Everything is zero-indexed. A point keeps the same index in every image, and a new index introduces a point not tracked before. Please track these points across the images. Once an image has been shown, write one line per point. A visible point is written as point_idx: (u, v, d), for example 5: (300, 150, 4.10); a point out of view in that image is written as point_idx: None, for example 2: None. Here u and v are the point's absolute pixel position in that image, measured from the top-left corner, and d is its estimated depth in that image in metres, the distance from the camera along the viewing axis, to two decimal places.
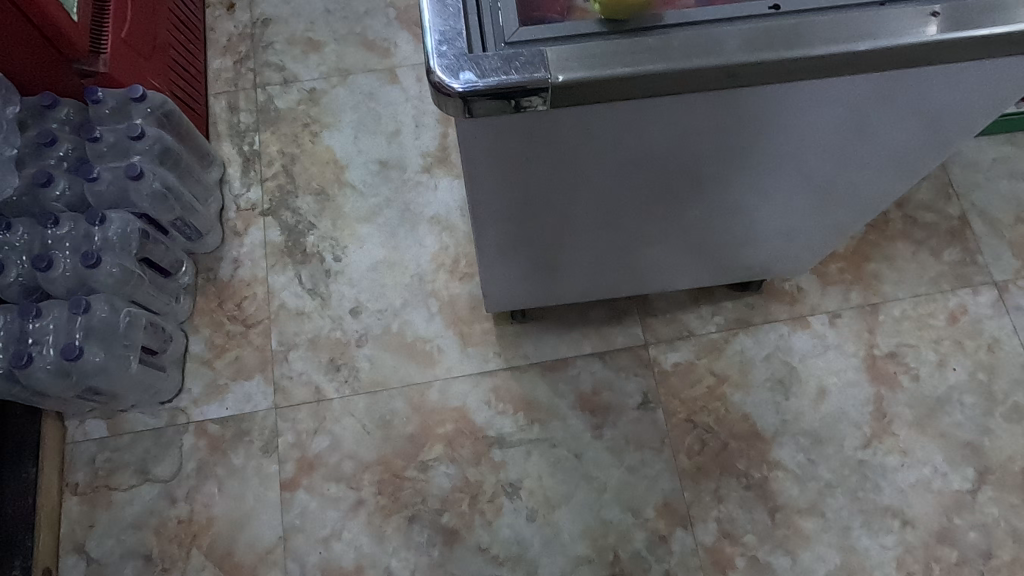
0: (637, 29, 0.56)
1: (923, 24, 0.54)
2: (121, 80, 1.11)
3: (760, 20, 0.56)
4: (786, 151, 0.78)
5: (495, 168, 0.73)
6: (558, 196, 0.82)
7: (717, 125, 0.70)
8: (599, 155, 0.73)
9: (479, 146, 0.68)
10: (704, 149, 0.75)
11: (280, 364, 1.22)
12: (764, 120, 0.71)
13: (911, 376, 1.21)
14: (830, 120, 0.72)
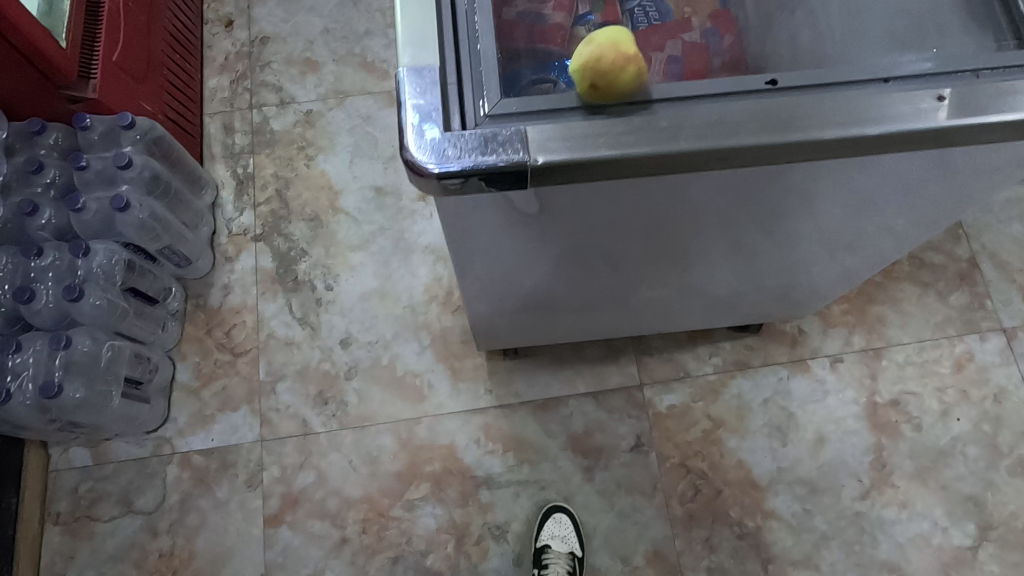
0: (624, 107, 0.53)
1: (929, 108, 0.51)
2: (110, 106, 1.10)
3: (756, 96, 0.54)
4: (790, 208, 0.75)
5: (483, 227, 0.72)
6: (547, 249, 0.81)
7: (716, 185, 0.68)
8: (594, 210, 0.71)
9: (468, 208, 0.66)
10: (704, 206, 0.73)
11: (268, 396, 1.20)
12: (766, 182, 0.69)
13: (913, 426, 1.17)
14: (835, 180, 0.69)
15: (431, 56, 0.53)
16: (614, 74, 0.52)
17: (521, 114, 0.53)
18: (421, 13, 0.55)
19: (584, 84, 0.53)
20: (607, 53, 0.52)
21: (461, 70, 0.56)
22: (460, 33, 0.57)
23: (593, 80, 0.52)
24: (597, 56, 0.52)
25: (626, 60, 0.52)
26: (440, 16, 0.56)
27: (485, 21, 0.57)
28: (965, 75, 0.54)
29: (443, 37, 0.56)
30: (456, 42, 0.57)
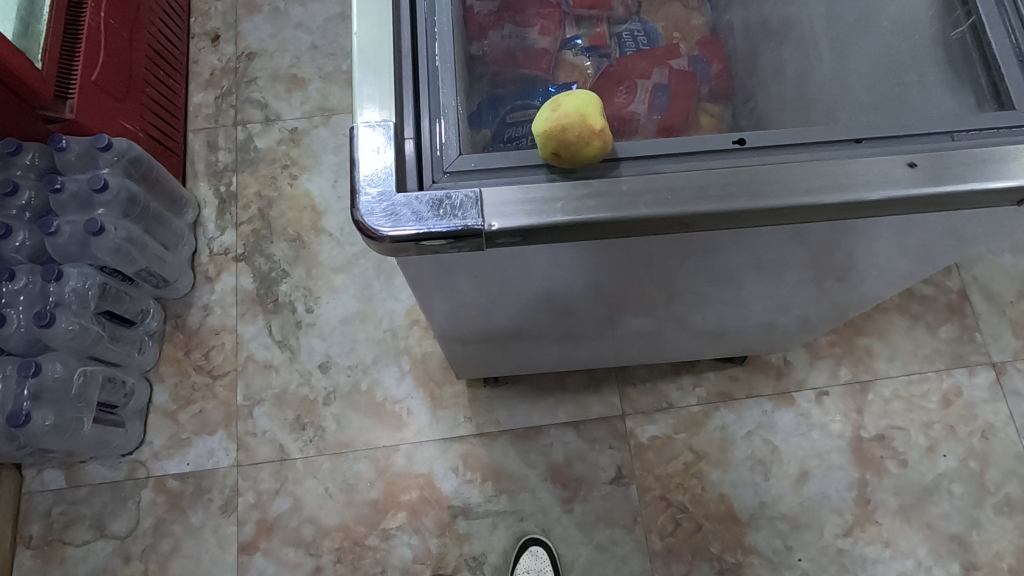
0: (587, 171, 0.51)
1: (900, 174, 0.49)
2: (88, 127, 1.08)
3: (724, 157, 0.52)
4: (777, 264, 0.73)
5: (456, 284, 0.69)
6: (523, 296, 0.79)
7: (696, 248, 0.65)
8: (572, 267, 0.69)
9: (438, 269, 0.64)
10: (685, 262, 0.71)
11: (245, 420, 1.19)
12: (748, 243, 0.66)
13: (898, 462, 1.15)
14: (820, 240, 0.67)
15: (388, 113, 0.52)
16: (577, 149, 0.48)
17: (481, 172, 0.52)
18: (379, 66, 0.54)
19: (546, 150, 0.49)
20: (573, 127, 0.47)
21: (420, 124, 0.55)
22: (420, 87, 0.56)
23: (556, 149, 0.49)
24: (563, 125, 0.48)
25: (592, 133, 0.48)
26: (399, 71, 0.56)
27: (447, 75, 0.57)
28: (942, 137, 0.53)
29: (401, 91, 0.55)
30: (417, 98, 0.56)
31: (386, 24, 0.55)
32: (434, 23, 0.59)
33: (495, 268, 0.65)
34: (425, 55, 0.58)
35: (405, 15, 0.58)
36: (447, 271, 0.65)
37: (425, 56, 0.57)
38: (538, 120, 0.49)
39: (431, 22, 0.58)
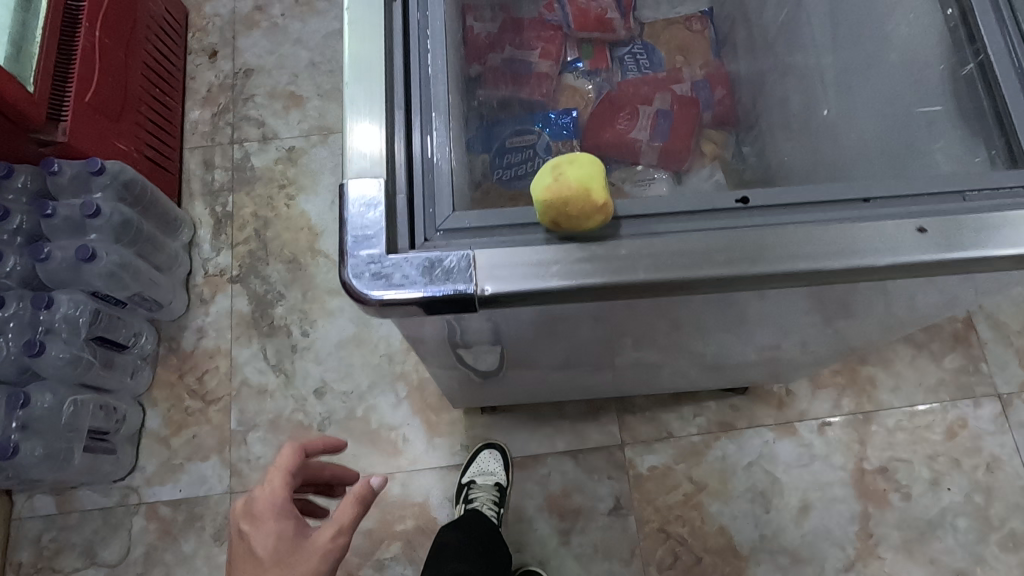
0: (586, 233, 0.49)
1: (910, 239, 0.47)
2: (81, 150, 1.07)
3: (727, 217, 0.50)
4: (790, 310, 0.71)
5: (463, 334, 0.67)
6: (527, 338, 0.77)
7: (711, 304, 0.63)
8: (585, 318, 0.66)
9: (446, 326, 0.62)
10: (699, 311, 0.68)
11: (238, 446, 1.17)
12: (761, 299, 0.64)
13: (902, 495, 1.13)
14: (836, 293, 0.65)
15: (378, 168, 0.50)
16: (579, 221, 0.46)
17: (475, 231, 0.51)
18: (372, 121, 0.52)
19: (546, 219, 0.47)
20: (577, 200, 0.45)
21: (413, 182, 0.53)
22: (414, 140, 0.55)
23: (556, 219, 0.47)
24: (565, 198, 0.46)
25: (595, 207, 0.46)
26: (391, 122, 0.54)
27: (442, 129, 0.55)
28: (953, 196, 0.51)
29: (393, 146, 0.53)
30: (410, 150, 0.54)
31: (378, 75, 0.54)
32: (430, 71, 0.57)
33: (505, 322, 0.63)
34: (420, 107, 0.56)
35: (400, 63, 0.56)
36: (451, 330, 0.63)
37: (420, 107, 0.56)
38: (537, 188, 0.47)
39: (426, 70, 0.57)
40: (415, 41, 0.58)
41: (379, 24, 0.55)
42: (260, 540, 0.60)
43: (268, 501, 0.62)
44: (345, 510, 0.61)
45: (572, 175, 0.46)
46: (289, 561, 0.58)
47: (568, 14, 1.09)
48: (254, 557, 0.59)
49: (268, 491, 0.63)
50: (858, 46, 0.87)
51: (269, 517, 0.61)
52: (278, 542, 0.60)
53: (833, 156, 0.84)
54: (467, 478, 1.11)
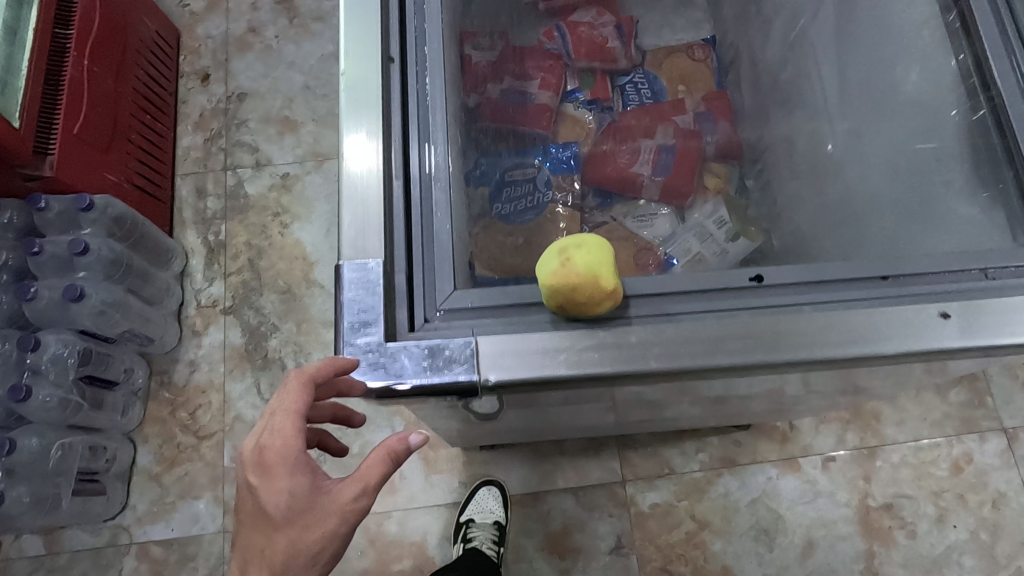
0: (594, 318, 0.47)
1: (932, 324, 0.45)
2: (69, 183, 1.05)
3: (740, 297, 0.48)
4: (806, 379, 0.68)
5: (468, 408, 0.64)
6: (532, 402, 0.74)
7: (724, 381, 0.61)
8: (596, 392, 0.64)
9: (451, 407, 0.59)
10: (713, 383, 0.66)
11: (232, 482, 1.14)
12: None
13: (907, 533, 1.12)
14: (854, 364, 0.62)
15: (375, 232, 0.49)
16: (587, 306, 0.44)
17: (477, 313, 0.49)
18: (364, 156, 0.52)
19: (553, 303, 0.45)
20: (585, 285, 0.43)
21: (413, 246, 0.52)
22: (414, 199, 0.53)
23: (564, 304, 0.45)
24: (572, 284, 0.43)
25: (604, 293, 0.44)
26: (390, 183, 0.52)
27: (441, 182, 0.54)
28: (974, 273, 0.49)
29: (392, 211, 0.51)
30: (409, 203, 0.53)
31: (375, 137, 0.52)
32: (427, 119, 0.56)
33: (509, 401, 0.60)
34: (418, 134, 0.55)
35: (396, 115, 0.55)
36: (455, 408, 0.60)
37: (417, 155, 0.55)
38: (544, 271, 0.45)
39: (427, 126, 0.55)
40: (414, 98, 0.57)
41: (376, 85, 0.54)
42: (270, 494, 0.51)
43: (280, 446, 0.51)
44: (370, 469, 0.51)
45: (581, 260, 0.44)
46: (305, 525, 0.50)
47: (569, 42, 1.08)
48: (266, 511, 0.51)
49: (277, 433, 0.52)
50: (866, 89, 0.86)
51: (279, 467, 0.51)
52: (293, 500, 0.51)
53: (845, 208, 0.84)
54: (466, 515, 1.08)
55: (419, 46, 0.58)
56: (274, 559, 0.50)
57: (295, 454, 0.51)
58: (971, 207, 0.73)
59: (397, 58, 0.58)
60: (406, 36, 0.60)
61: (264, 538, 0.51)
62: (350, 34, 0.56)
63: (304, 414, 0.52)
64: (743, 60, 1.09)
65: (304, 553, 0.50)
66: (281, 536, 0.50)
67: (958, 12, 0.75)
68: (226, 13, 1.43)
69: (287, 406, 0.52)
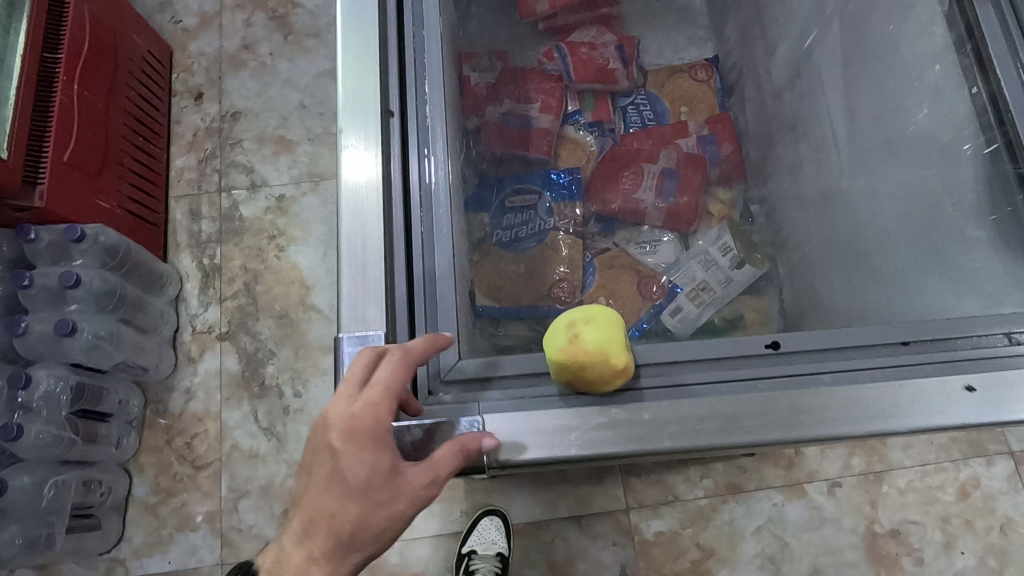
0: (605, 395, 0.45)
1: (955, 399, 0.44)
2: (60, 214, 1.02)
3: (755, 364, 0.47)
4: None
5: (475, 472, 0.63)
6: None
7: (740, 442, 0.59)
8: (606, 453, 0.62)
9: None
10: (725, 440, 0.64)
11: (229, 514, 1.12)
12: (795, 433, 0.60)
13: (914, 559, 1.10)
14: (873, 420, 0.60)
15: (377, 249, 0.54)
16: (597, 384, 0.42)
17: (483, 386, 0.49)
18: (364, 167, 0.56)
19: (562, 378, 0.43)
20: (594, 364, 0.42)
21: (413, 289, 0.56)
22: (415, 243, 0.58)
23: (573, 380, 0.43)
24: (582, 363, 0.42)
25: (613, 370, 0.42)
26: (392, 237, 0.56)
27: (440, 194, 0.60)
28: (999, 337, 0.47)
29: (393, 258, 0.55)
30: (409, 209, 0.58)
31: (374, 198, 0.55)
32: (426, 133, 0.61)
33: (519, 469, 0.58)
34: (416, 147, 0.60)
35: (396, 129, 0.60)
36: None
37: (417, 164, 0.60)
38: (552, 347, 0.43)
39: (427, 176, 0.60)
40: (413, 150, 0.60)
41: (376, 121, 0.57)
42: (347, 460, 0.42)
43: (366, 409, 0.43)
44: (442, 457, 0.42)
45: (590, 340, 0.43)
46: (378, 501, 0.42)
47: (569, 64, 1.05)
48: (340, 476, 0.42)
49: (365, 396, 0.43)
50: (876, 126, 0.83)
51: (362, 433, 0.42)
52: (374, 473, 0.42)
53: (861, 254, 0.83)
54: (468, 547, 1.07)
55: (418, 98, 0.62)
56: (343, 530, 0.42)
57: (382, 427, 0.42)
58: (991, 257, 0.70)
59: (395, 113, 0.60)
60: (405, 87, 0.63)
61: (331, 505, 0.42)
62: (348, 80, 0.58)
63: (397, 387, 0.44)
64: (747, 81, 1.07)
65: (372, 531, 0.42)
66: (353, 509, 0.42)
67: (973, 45, 0.71)
68: (219, 29, 1.41)
69: (382, 376, 0.44)
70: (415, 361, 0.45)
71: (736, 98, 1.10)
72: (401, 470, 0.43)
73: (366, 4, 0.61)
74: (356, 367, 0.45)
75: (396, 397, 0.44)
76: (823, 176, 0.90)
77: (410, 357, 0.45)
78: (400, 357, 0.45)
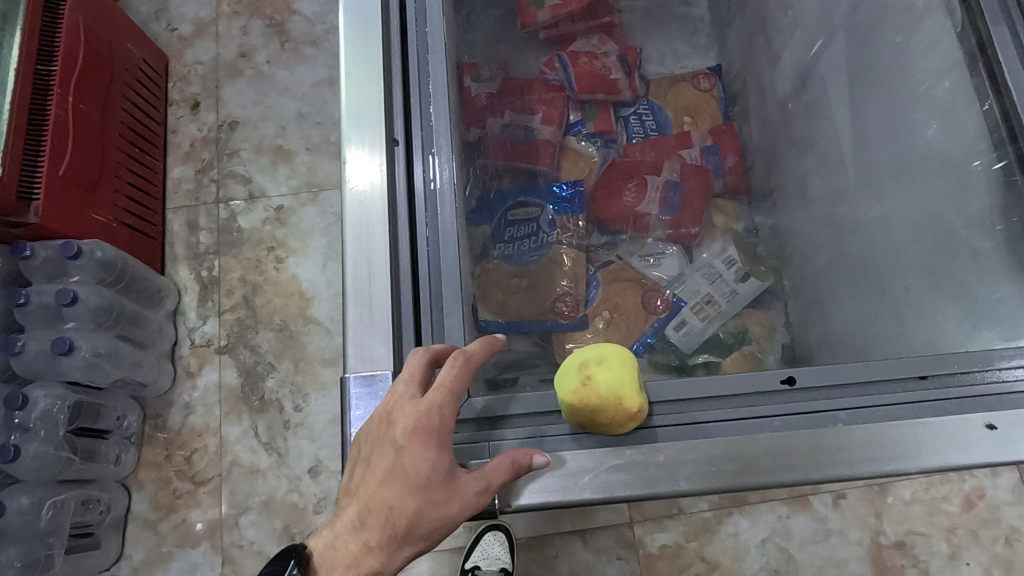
0: (617, 439, 0.44)
1: (974, 438, 0.43)
2: (56, 229, 1.01)
3: (771, 403, 0.45)
4: None
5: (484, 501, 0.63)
6: None
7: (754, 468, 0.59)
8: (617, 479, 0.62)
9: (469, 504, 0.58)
10: None
11: (230, 530, 1.11)
12: None
13: (920, 572, 1.09)
14: None
15: (383, 264, 0.53)
16: (612, 427, 0.43)
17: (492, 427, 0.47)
18: (368, 167, 0.55)
19: (576, 420, 0.44)
20: (609, 409, 0.42)
21: (420, 304, 0.54)
22: (421, 277, 0.54)
23: (587, 423, 0.44)
24: (596, 409, 0.42)
25: (628, 413, 0.43)
26: (397, 269, 0.54)
27: (448, 197, 0.57)
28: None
29: (400, 274, 0.54)
30: (413, 204, 0.57)
31: (379, 229, 0.53)
32: (433, 129, 0.59)
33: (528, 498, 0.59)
34: (421, 145, 0.58)
35: (401, 125, 0.58)
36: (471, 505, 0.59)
37: (422, 160, 0.58)
38: (565, 391, 0.43)
39: (434, 201, 0.57)
40: (419, 179, 0.57)
41: (381, 121, 0.57)
42: (408, 457, 0.44)
43: (428, 410, 0.44)
44: (495, 467, 0.43)
45: (603, 377, 0.43)
46: (433, 501, 0.43)
47: (572, 74, 1.03)
48: (399, 472, 0.44)
49: (428, 397, 0.44)
50: (888, 144, 0.79)
51: (423, 433, 0.44)
52: (430, 474, 0.43)
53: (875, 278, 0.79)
54: (471, 563, 1.06)
55: (424, 123, 0.59)
56: (398, 522, 0.44)
57: (443, 428, 0.44)
58: (1010, 285, 0.66)
59: (401, 140, 0.58)
60: (410, 102, 0.60)
61: (389, 498, 0.44)
62: (352, 88, 0.57)
63: (459, 391, 0.45)
64: (751, 91, 1.06)
65: (425, 528, 0.44)
66: (409, 505, 0.43)
67: (988, 61, 0.66)
68: (216, 37, 1.39)
69: (444, 378, 0.45)
70: (476, 365, 0.46)
71: (740, 107, 1.09)
72: (458, 472, 0.44)
73: (370, 29, 0.59)
74: (418, 365, 0.46)
75: (456, 398, 0.45)
76: (833, 188, 0.87)
77: (472, 361, 0.46)
78: (462, 361, 0.46)
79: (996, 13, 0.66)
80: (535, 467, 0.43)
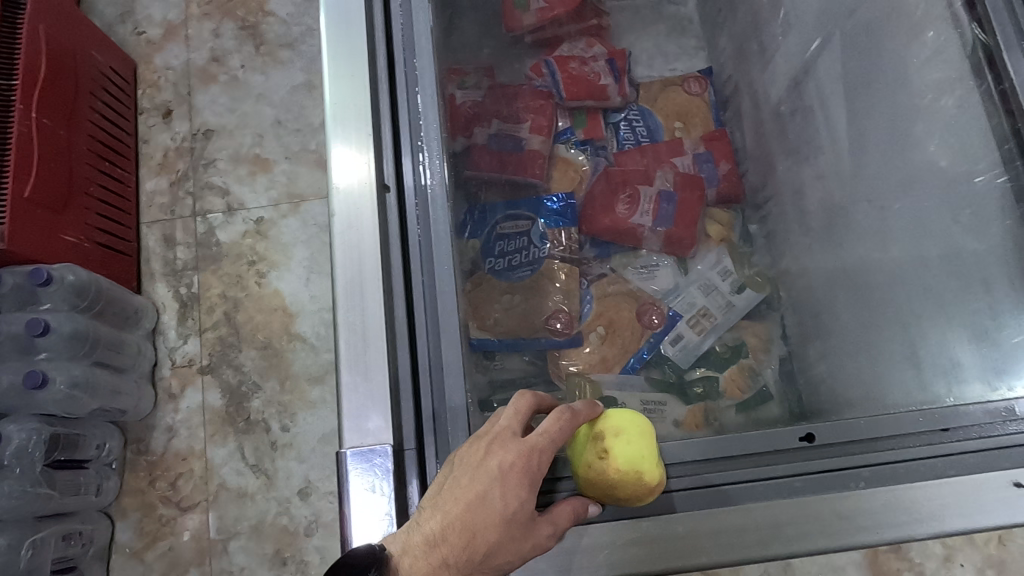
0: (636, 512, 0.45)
1: (1000, 495, 0.44)
2: (24, 255, 0.97)
3: (795, 462, 0.47)
4: None
5: None
6: None
7: None
8: None
9: None
10: None
11: (219, 556, 1.08)
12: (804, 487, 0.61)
13: None
14: None
15: (376, 301, 0.50)
16: (634, 498, 0.43)
17: (550, 489, 0.47)
18: (352, 166, 0.53)
19: (594, 492, 0.44)
20: (625, 482, 0.43)
21: (415, 329, 0.52)
22: (419, 316, 0.53)
23: (602, 495, 0.44)
24: (613, 483, 0.43)
25: (646, 487, 0.43)
26: (392, 298, 0.52)
27: (441, 215, 0.55)
28: None
29: (393, 301, 0.52)
30: (405, 213, 0.55)
31: (372, 281, 0.50)
32: (423, 134, 0.57)
33: None
34: (408, 142, 0.57)
35: (389, 133, 0.57)
36: None
37: (411, 159, 0.57)
38: (582, 462, 0.44)
39: (426, 206, 0.55)
40: (414, 231, 0.55)
41: (368, 121, 0.54)
42: (502, 489, 0.42)
43: (529, 451, 0.43)
44: (561, 510, 0.43)
45: (617, 439, 0.44)
46: (512, 537, 0.42)
47: (559, 82, 0.99)
48: (488, 500, 0.42)
49: (534, 437, 0.44)
50: (883, 152, 0.77)
51: (520, 469, 0.43)
52: (519, 509, 0.42)
53: (879, 296, 0.76)
54: None
55: (413, 126, 0.57)
56: (477, 549, 0.41)
57: (542, 469, 0.43)
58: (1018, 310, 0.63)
59: (392, 185, 0.55)
60: (398, 115, 0.58)
61: (473, 524, 0.41)
62: (336, 91, 0.54)
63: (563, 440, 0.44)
64: (744, 96, 1.03)
65: (497, 561, 0.42)
66: (492, 534, 0.42)
67: (996, 76, 0.64)
68: (186, 41, 1.33)
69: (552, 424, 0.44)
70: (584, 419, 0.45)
71: (731, 112, 1.06)
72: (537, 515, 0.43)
73: (356, 37, 0.56)
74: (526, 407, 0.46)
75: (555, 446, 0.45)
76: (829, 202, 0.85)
77: (578, 417, 0.45)
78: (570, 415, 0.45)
79: (1005, 22, 0.64)
80: (588, 516, 0.44)
